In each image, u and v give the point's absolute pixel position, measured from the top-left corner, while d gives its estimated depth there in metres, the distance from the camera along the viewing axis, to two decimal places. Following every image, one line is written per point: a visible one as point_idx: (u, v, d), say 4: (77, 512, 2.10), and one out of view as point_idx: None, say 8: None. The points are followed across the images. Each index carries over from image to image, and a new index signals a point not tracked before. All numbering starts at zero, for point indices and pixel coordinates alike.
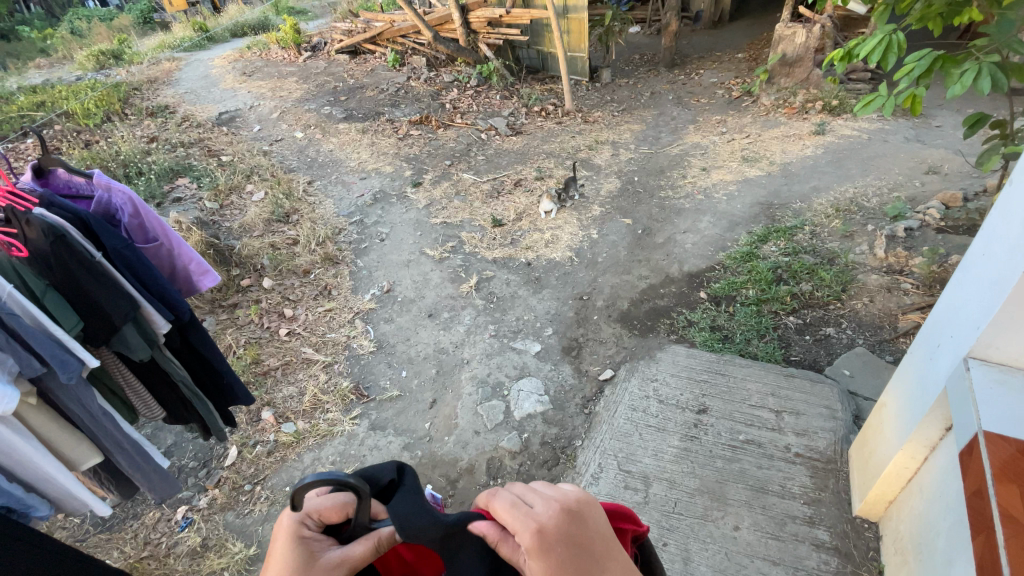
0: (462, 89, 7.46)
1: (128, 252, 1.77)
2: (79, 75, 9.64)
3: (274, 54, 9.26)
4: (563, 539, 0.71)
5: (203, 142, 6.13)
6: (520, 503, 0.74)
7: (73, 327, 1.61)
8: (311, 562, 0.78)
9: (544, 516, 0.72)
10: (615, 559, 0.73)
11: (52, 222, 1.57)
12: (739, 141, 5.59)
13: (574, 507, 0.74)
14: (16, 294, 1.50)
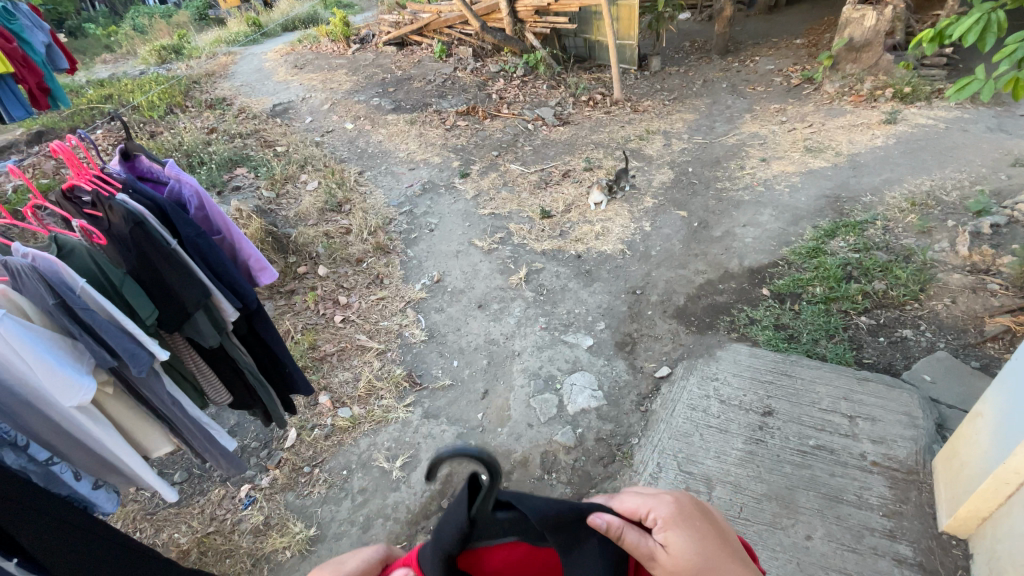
0: (509, 79, 7.41)
1: (202, 242, 1.66)
2: (141, 68, 10.05)
3: (324, 47, 9.44)
4: (693, 520, 0.89)
5: (258, 133, 6.31)
6: (648, 493, 0.92)
7: (149, 315, 1.53)
8: None
9: (671, 502, 0.91)
10: (729, 555, 0.90)
11: (133, 209, 1.49)
12: (801, 131, 5.31)
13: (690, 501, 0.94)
14: (89, 288, 1.40)
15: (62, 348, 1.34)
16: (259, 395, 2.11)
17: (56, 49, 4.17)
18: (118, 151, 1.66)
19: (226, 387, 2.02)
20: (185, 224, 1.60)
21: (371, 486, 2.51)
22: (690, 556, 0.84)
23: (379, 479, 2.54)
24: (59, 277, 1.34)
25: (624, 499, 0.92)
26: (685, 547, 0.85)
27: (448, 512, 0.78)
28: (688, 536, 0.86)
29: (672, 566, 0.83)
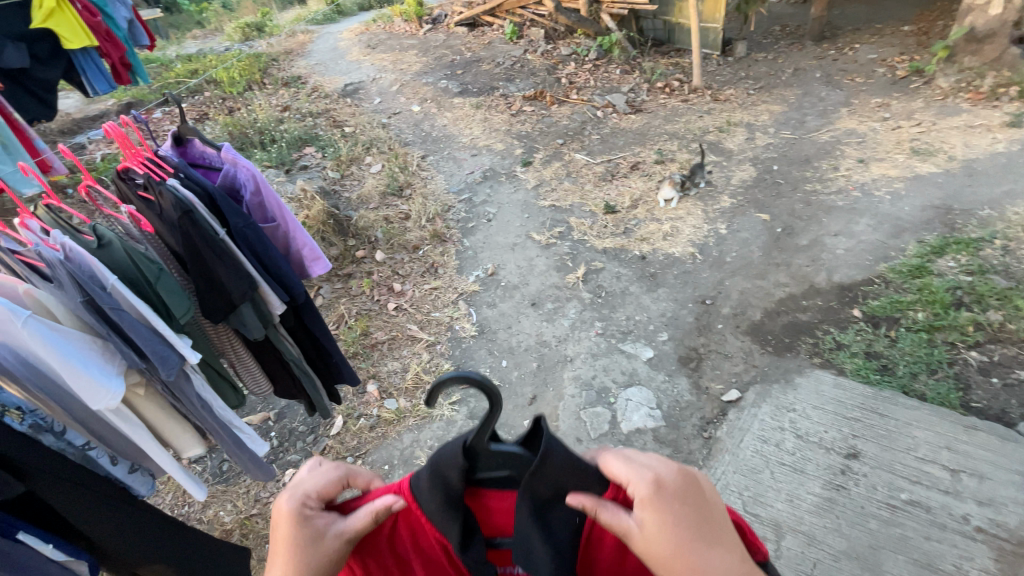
0: (580, 63, 7.11)
1: (251, 231, 1.57)
2: (225, 44, 10.44)
3: (397, 27, 9.47)
4: (680, 497, 0.79)
5: (328, 113, 6.40)
6: (640, 458, 0.83)
7: (185, 313, 1.42)
8: (317, 541, 0.85)
9: (659, 475, 0.81)
10: (719, 535, 0.79)
11: (182, 197, 1.43)
12: (907, 130, 4.72)
13: (693, 480, 0.83)
14: (121, 287, 1.28)
15: (92, 350, 1.24)
16: (302, 385, 2.00)
17: (139, 26, 4.35)
18: (170, 134, 1.61)
19: (267, 377, 1.97)
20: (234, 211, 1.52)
21: None
22: (663, 532, 0.77)
23: None
24: (90, 273, 1.24)
25: (610, 464, 0.85)
26: (661, 531, 0.77)
27: (444, 446, 0.88)
28: (666, 515, 0.78)
29: (644, 547, 0.79)
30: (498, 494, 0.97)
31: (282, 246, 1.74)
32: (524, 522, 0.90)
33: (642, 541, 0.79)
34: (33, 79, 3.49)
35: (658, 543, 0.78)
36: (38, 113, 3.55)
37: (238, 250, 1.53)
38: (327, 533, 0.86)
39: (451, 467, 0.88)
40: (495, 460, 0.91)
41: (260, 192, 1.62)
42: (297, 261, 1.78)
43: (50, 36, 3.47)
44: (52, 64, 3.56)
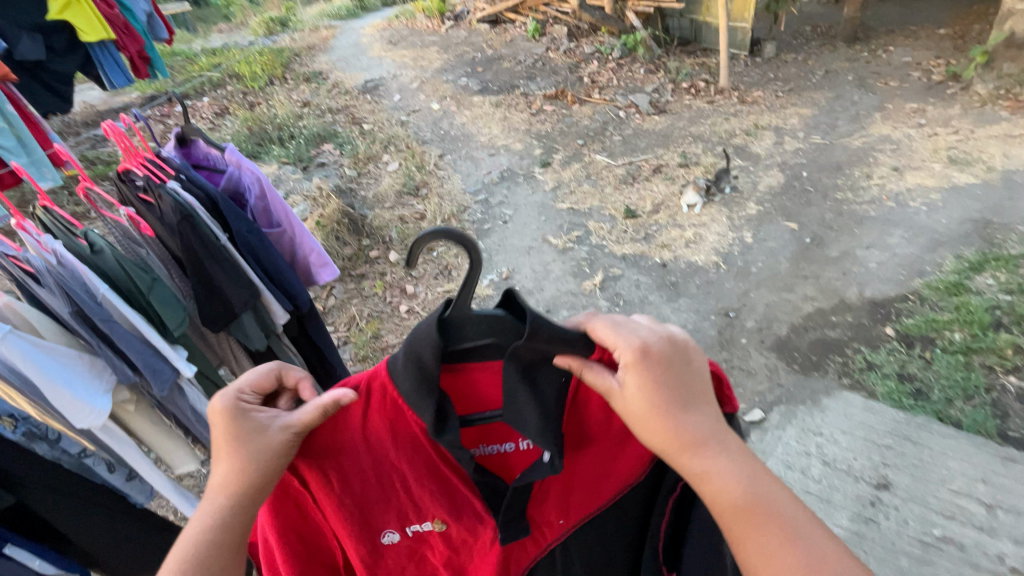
0: (603, 62, 6.98)
1: (254, 237, 1.50)
2: (250, 38, 10.50)
3: (419, 23, 9.43)
4: (661, 363, 0.84)
5: (348, 109, 6.37)
6: (629, 326, 0.85)
7: (178, 325, 1.39)
8: (257, 435, 0.83)
9: (645, 341, 0.84)
10: (694, 398, 0.86)
11: (182, 201, 1.37)
12: (944, 137, 4.50)
13: (680, 351, 0.86)
14: (113, 296, 1.26)
15: (77, 366, 1.24)
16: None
17: (158, 19, 4.34)
18: (173, 135, 1.56)
19: None
20: (238, 216, 1.46)
21: None
22: (643, 395, 0.83)
23: None
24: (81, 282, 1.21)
25: (596, 327, 0.87)
26: (643, 391, 0.83)
27: (420, 323, 0.85)
28: (646, 379, 0.83)
29: (625, 404, 0.85)
30: (481, 365, 0.95)
31: (288, 251, 1.67)
32: (515, 386, 0.90)
33: (625, 403, 0.85)
34: (49, 71, 3.49)
35: (639, 405, 0.83)
36: (53, 106, 3.55)
37: (241, 256, 1.47)
38: (269, 426, 0.84)
39: (428, 343, 0.85)
40: (476, 326, 0.88)
41: (266, 195, 1.56)
42: (304, 267, 1.72)
43: (67, 28, 3.46)
44: (69, 57, 3.55)
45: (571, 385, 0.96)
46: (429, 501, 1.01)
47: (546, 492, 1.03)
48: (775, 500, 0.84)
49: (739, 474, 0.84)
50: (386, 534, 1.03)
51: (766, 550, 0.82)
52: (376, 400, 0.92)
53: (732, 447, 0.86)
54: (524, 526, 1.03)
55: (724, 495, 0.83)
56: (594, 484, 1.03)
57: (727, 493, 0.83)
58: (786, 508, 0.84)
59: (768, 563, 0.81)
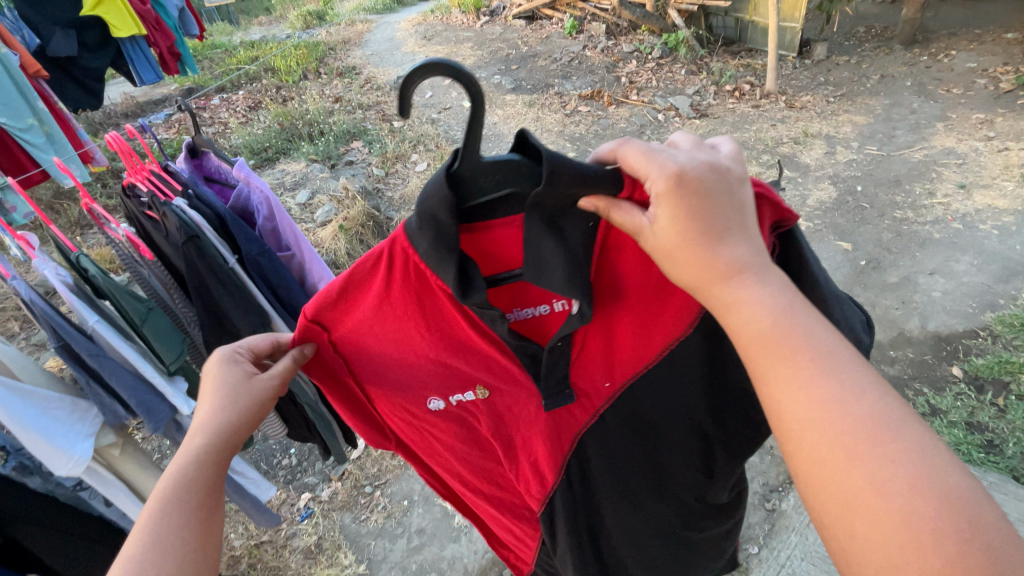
0: (642, 62, 6.73)
1: (264, 260, 1.35)
2: (287, 31, 10.57)
3: (454, 18, 9.31)
4: (699, 189, 0.70)
5: (379, 106, 6.29)
6: (664, 151, 0.71)
7: (172, 360, 1.36)
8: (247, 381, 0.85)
9: (685, 166, 0.70)
10: (731, 228, 0.71)
11: (189, 220, 1.23)
12: (1017, 152, 4.12)
13: (727, 183, 0.71)
14: (104, 326, 1.23)
15: (54, 413, 1.23)
16: (318, 432, 1.66)
17: (190, 15, 4.31)
18: (183, 147, 1.44)
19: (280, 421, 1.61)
20: (247, 236, 1.31)
21: (431, 528, 2.24)
22: (677, 230, 0.70)
23: (440, 520, 2.26)
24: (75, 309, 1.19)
25: (626, 153, 0.74)
26: (675, 222, 0.70)
27: (425, 182, 0.75)
28: (682, 209, 0.70)
29: (656, 241, 0.72)
30: (499, 222, 0.84)
31: (298, 277, 1.52)
32: (538, 236, 0.80)
33: (655, 239, 0.73)
34: (80, 67, 3.48)
35: (670, 238, 0.71)
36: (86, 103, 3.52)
37: (249, 281, 1.33)
38: (253, 378, 0.86)
39: (437, 203, 0.75)
40: (488, 178, 0.76)
41: (275, 216, 1.41)
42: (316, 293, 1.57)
43: (99, 23, 3.44)
44: (101, 53, 3.53)
45: (601, 229, 0.84)
46: (466, 369, 0.96)
47: (589, 355, 0.96)
48: (830, 358, 0.66)
49: (786, 322, 0.68)
50: (431, 401, 0.98)
51: (816, 408, 0.63)
52: (397, 265, 0.83)
53: (783, 295, 0.70)
54: (569, 392, 0.95)
55: (765, 344, 0.68)
56: (637, 348, 0.96)
57: (767, 341, 0.68)
58: (843, 370, 0.65)
59: (811, 428, 0.63)
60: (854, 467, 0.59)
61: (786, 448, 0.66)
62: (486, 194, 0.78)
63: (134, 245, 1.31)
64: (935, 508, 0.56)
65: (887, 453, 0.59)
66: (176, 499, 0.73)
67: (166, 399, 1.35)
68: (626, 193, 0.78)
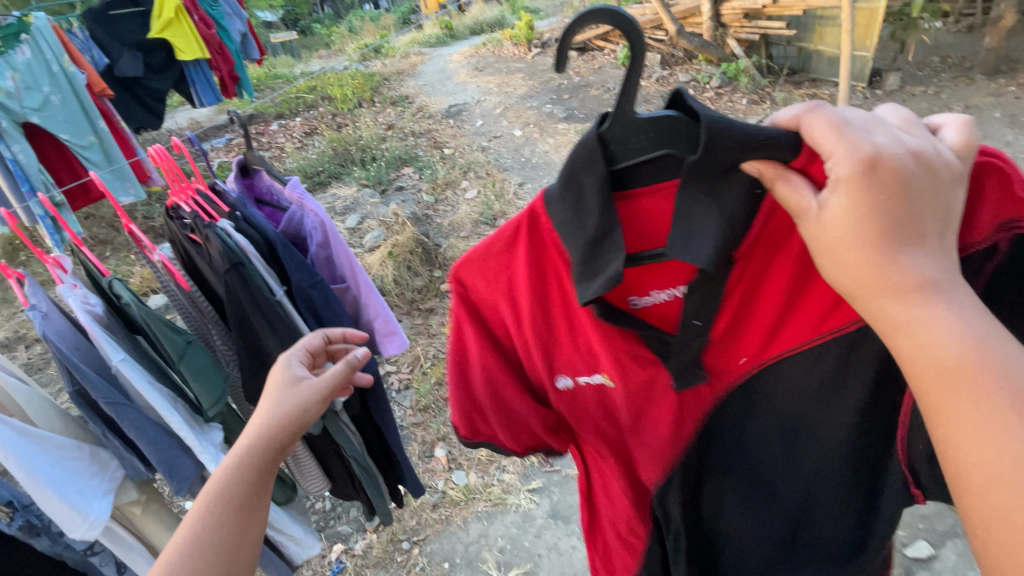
0: (700, 91, 6.50)
1: (317, 293, 1.14)
2: (344, 62, 10.98)
3: (506, 50, 9.40)
4: (904, 184, 0.56)
5: (430, 133, 6.29)
6: (852, 123, 0.59)
7: (213, 403, 1.12)
8: (292, 384, 0.91)
9: (881, 147, 0.57)
10: (919, 229, 0.56)
11: (236, 243, 1.03)
12: None
13: (926, 167, 0.58)
14: (132, 365, 1.04)
15: (70, 464, 1.07)
16: (364, 489, 1.43)
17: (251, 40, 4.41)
18: (234, 164, 1.27)
19: (322, 474, 1.40)
20: (300, 265, 1.11)
21: None
22: (855, 227, 0.56)
23: None
24: (103, 344, 1.01)
25: (810, 124, 0.62)
26: (856, 212, 0.56)
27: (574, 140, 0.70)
28: (873, 199, 0.56)
29: (823, 232, 0.59)
30: (653, 187, 0.75)
31: (351, 313, 1.32)
32: (698, 207, 0.71)
33: (819, 227, 0.60)
34: (145, 88, 3.52)
35: (838, 233, 0.58)
36: (144, 121, 3.55)
37: (299, 317, 1.12)
38: (297, 378, 0.92)
39: (580, 170, 0.71)
40: (638, 138, 0.70)
41: (330, 244, 1.22)
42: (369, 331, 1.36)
43: (165, 46, 3.52)
44: (166, 74, 3.59)
45: (763, 208, 0.75)
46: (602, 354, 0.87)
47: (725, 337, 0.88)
48: None
49: (976, 347, 0.54)
50: (560, 380, 0.91)
51: (1000, 453, 0.51)
52: (535, 236, 0.78)
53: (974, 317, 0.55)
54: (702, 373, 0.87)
55: (945, 378, 0.54)
56: (798, 330, 0.86)
57: (944, 372, 0.54)
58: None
59: (1006, 481, 0.50)
60: None
61: (958, 497, 0.54)
62: (636, 153, 0.71)
63: (171, 271, 1.13)
64: None
65: None
66: (223, 495, 0.78)
67: (195, 454, 1.16)
68: (798, 164, 0.66)
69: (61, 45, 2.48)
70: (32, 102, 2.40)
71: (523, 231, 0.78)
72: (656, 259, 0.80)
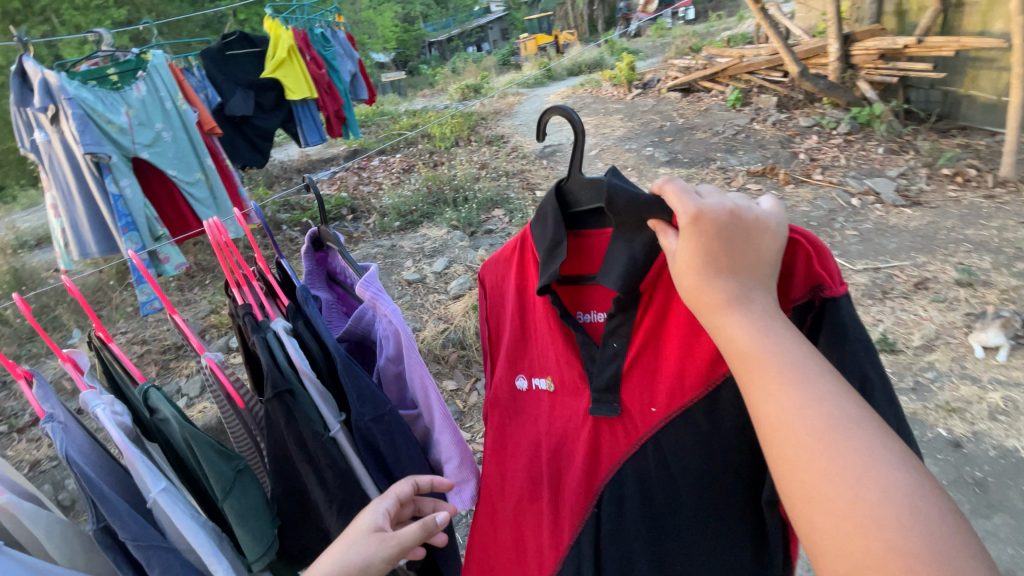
0: (825, 137, 5.81)
1: (379, 429, 0.84)
2: (444, 101, 11.34)
3: (605, 91, 9.19)
4: (719, 232, 0.59)
5: (523, 174, 6.15)
6: (691, 185, 0.62)
7: (259, 552, 0.84)
8: (376, 534, 0.74)
9: (708, 208, 0.60)
10: (725, 262, 0.60)
11: (281, 361, 0.81)
12: None
13: (748, 215, 0.61)
14: (168, 497, 0.79)
15: None
16: None
17: (361, 81, 4.56)
18: (307, 237, 1.05)
19: None
20: (363, 393, 0.83)
21: None
22: (682, 262, 0.62)
23: None
24: (136, 466, 0.77)
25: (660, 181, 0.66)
26: (685, 249, 0.61)
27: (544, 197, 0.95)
28: (694, 245, 0.60)
29: (676, 274, 0.64)
30: (597, 231, 0.97)
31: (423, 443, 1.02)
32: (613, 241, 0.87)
33: (671, 259, 0.65)
34: (253, 126, 3.58)
35: (679, 267, 0.63)
36: (250, 159, 3.54)
37: (359, 456, 0.87)
38: (382, 531, 0.75)
39: (549, 204, 0.93)
40: (586, 191, 0.92)
41: (402, 359, 0.95)
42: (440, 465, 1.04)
43: (277, 87, 3.63)
44: (273, 114, 3.67)
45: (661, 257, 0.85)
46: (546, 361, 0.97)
47: (639, 376, 0.88)
48: (814, 384, 0.53)
49: (770, 350, 0.56)
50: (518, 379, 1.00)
51: (787, 428, 0.52)
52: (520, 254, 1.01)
53: (775, 327, 0.57)
54: (615, 402, 0.89)
55: (744, 375, 0.57)
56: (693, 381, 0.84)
57: (746, 366, 0.56)
58: (815, 384, 0.53)
59: (800, 466, 0.50)
60: (852, 503, 0.47)
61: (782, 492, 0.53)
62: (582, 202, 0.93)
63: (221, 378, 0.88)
64: (923, 535, 0.45)
65: (872, 487, 0.47)
66: None
67: None
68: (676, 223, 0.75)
69: (177, 84, 2.55)
70: (144, 138, 2.44)
71: (518, 251, 1.01)
72: (589, 282, 0.98)
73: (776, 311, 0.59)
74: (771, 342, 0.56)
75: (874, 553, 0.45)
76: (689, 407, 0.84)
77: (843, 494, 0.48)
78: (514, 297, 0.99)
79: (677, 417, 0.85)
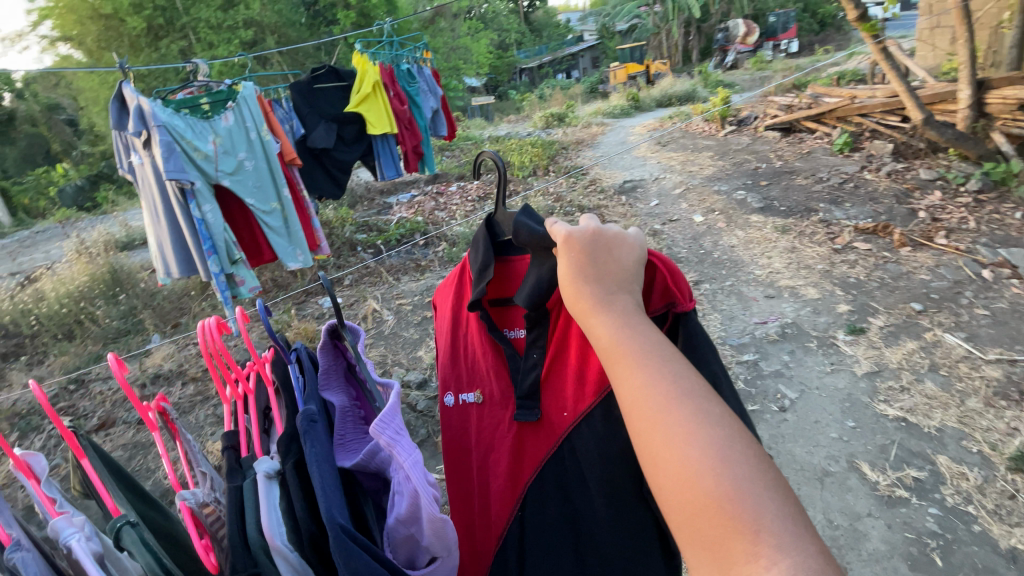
0: (951, 194, 5.11)
1: None
2: (529, 129, 11.38)
3: (696, 126, 8.78)
4: (582, 252, 0.68)
5: (599, 210, 5.92)
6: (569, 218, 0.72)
7: None
8: None
9: (574, 232, 0.69)
10: (594, 270, 0.67)
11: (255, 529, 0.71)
12: None
13: (609, 235, 0.70)
14: None
15: None
16: None
17: (442, 117, 4.60)
18: (324, 334, 0.94)
19: None
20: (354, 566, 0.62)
21: None
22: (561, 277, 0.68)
23: None
24: None
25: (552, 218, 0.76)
26: (562, 262, 0.68)
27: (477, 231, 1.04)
28: (564, 266, 0.68)
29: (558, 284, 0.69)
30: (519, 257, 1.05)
31: None
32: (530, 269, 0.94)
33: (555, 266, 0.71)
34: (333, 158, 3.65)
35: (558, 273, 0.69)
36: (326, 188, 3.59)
37: None
38: None
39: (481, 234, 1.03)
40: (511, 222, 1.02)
41: (417, 518, 0.75)
42: None
43: (359, 120, 3.72)
44: (354, 146, 3.74)
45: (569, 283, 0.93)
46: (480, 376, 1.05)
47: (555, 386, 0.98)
48: (664, 359, 0.58)
49: (626, 336, 0.61)
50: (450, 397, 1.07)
51: (636, 397, 0.56)
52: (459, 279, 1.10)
53: (631, 319, 0.63)
54: (535, 408, 0.98)
55: (607, 360, 0.61)
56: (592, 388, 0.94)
57: (608, 354, 0.61)
58: (662, 360, 0.58)
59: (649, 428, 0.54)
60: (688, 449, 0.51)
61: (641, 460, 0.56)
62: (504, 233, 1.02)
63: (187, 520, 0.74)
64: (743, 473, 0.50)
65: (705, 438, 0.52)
66: None
67: None
68: None
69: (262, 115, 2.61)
70: (227, 166, 2.50)
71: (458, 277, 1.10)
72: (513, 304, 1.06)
73: (636, 308, 0.65)
74: (628, 330, 0.61)
75: (705, 496, 0.49)
76: (591, 413, 0.95)
77: (680, 448, 0.52)
78: (453, 315, 1.08)
79: (584, 423, 0.95)
